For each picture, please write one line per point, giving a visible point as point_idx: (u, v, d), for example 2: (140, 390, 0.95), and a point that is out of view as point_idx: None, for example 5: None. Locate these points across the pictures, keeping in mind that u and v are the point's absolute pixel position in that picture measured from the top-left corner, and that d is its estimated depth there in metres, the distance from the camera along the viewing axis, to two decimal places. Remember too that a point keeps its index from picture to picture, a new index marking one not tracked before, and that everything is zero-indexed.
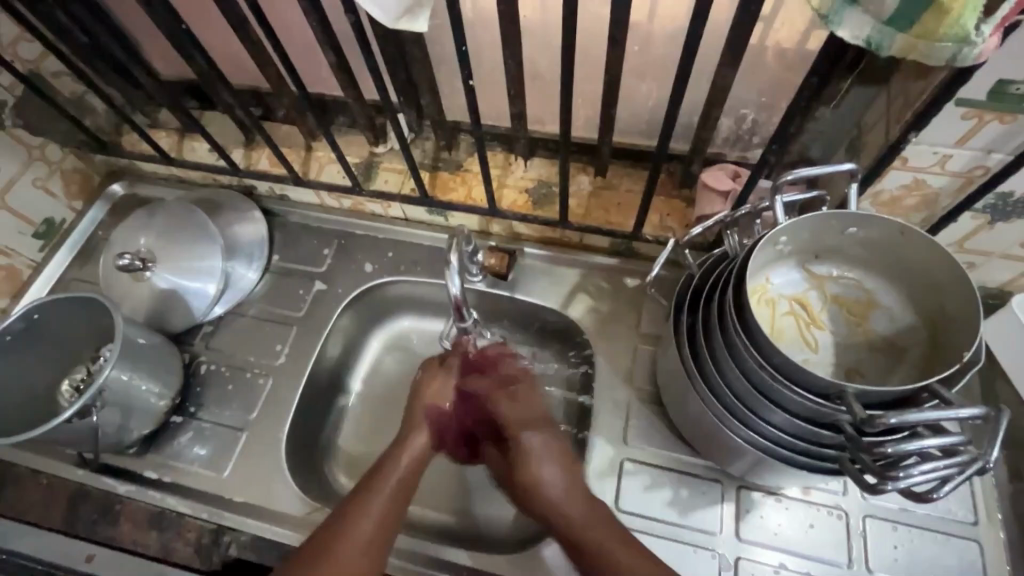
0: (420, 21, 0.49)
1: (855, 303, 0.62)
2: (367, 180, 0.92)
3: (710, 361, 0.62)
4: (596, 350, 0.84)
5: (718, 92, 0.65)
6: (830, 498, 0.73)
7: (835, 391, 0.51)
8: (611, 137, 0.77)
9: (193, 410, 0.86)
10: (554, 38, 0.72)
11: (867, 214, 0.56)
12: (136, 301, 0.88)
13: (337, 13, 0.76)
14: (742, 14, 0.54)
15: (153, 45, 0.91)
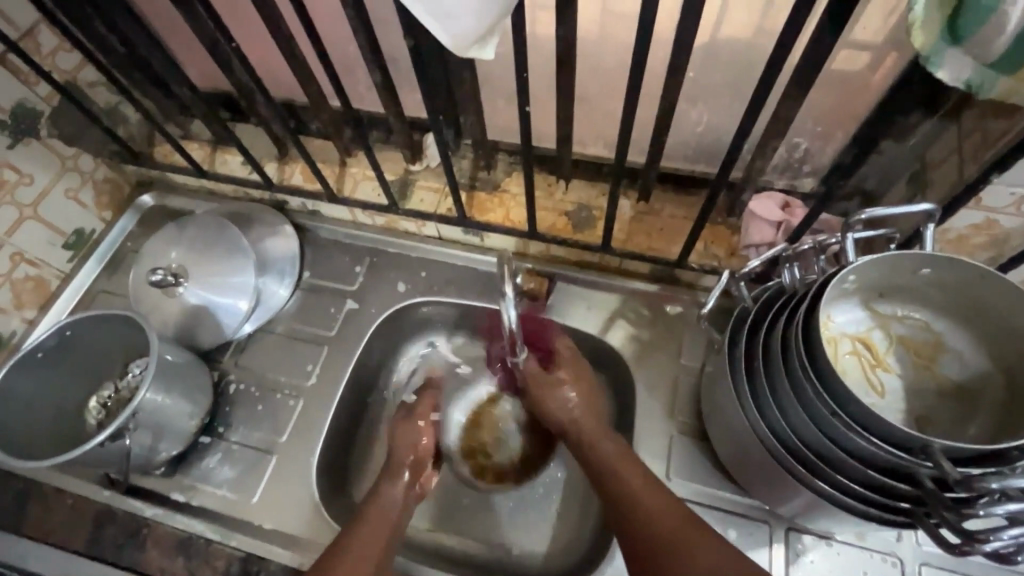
0: (489, 50, 0.48)
1: (922, 345, 0.60)
2: (403, 198, 0.90)
3: (772, 401, 0.59)
4: (636, 380, 0.82)
5: (780, 122, 0.63)
6: (884, 544, 0.70)
7: (917, 444, 0.49)
8: (660, 163, 0.75)
9: (221, 430, 0.84)
10: (607, 61, 0.70)
11: (946, 257, 0.54)
12: (166, 317, 0.86)
13: (383, 30, 0.74)
14: (818, 46, 0.52)
15: (190, 56, 0.90)
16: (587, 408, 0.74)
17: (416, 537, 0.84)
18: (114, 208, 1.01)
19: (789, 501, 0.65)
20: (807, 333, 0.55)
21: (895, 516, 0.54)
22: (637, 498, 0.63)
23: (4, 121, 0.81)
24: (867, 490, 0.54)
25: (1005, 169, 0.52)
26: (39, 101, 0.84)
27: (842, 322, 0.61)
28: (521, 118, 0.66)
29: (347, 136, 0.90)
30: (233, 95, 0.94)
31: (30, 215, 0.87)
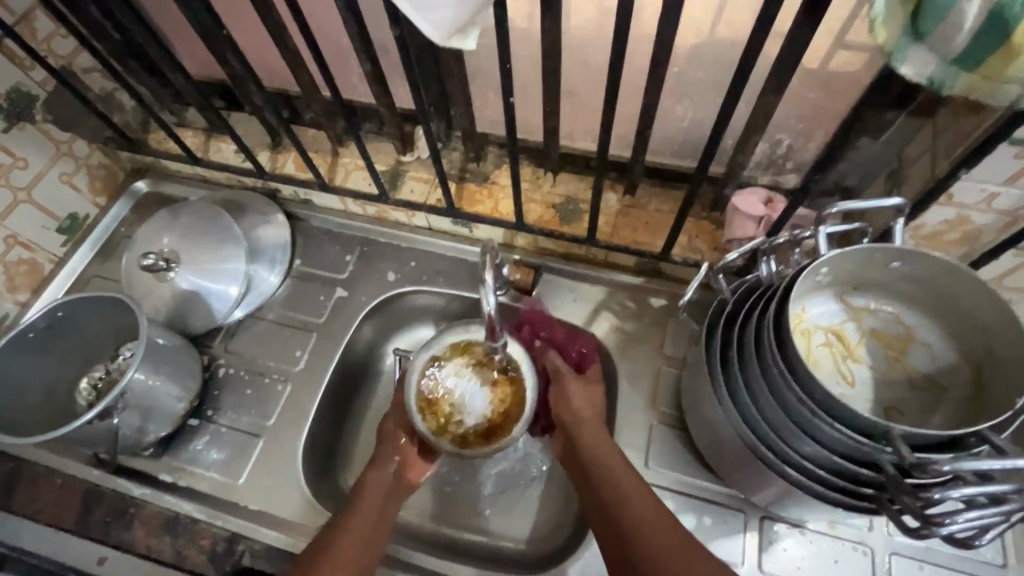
0: (470, 40, 0.49)
1: (893, 337, 0.62)
2: (394, 189, 0.91)
3: (744, 388, 0.61)
4: (618, 371, 0.83)
5: (760, 118, 0.65)
6: (856, 533, 0.72)
7: (880, 431, 0.50)
8: (644, 156, 0.76)
9: (210, 414, 0.85)
10: (593, 56, 0.72)
11: (913, 249, 0.55)
12: (157, 301, 0.87)
13: (375, 20, 0.75)
14: (795, 42, 0.53)
15: (184, 44, 0.91)
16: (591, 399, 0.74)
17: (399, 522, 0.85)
18: (108, 194, 1.02)
19: (762, 489, 0.66)
20: (778, 323, 0.57)
21: (862, 503, 0.55)
22: (625, 494, 0.61)
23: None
24: (834, 476, 0.56)
25: (973, 165, 0.54)
26: (34, 86, 0.85)
27: (817, 314, 0.63)
28: (506, 111, 0.67)
29: (340, 126, 0.92)
30: (227, 84, 0.95)
31: (25, 199, 0.89)
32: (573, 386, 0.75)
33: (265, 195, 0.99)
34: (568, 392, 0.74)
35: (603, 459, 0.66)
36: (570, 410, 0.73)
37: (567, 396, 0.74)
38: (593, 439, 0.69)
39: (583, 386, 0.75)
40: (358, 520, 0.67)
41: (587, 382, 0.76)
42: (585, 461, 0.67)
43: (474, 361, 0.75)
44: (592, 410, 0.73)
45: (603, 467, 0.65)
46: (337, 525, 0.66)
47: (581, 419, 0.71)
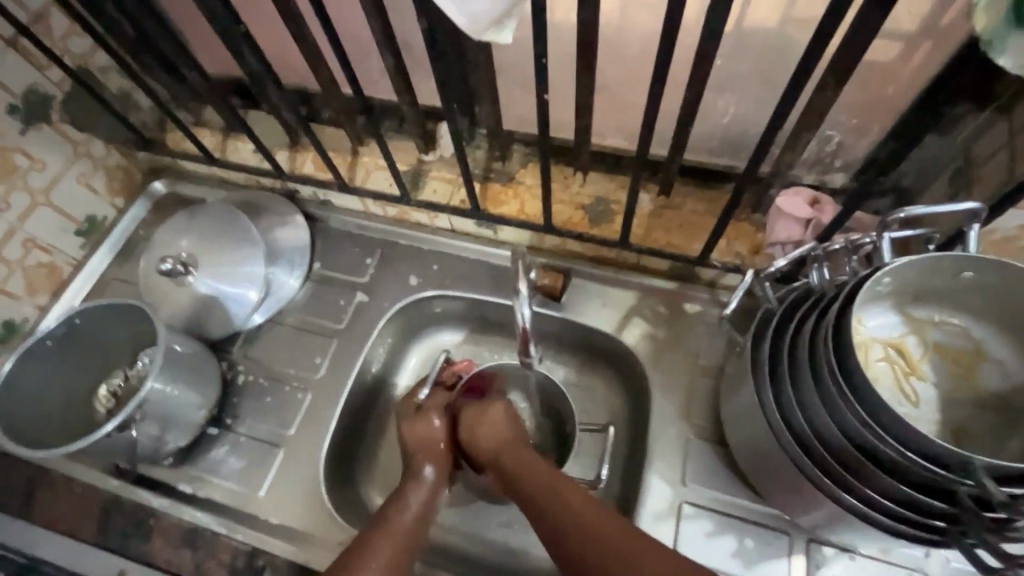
0: (506, 32, 0.45)
1: (961, 353, 0.57)
2: (416, 190, 0.88)
3: (797, 406, 0.56)
4: (652, 381, 0.79)
5: (813, 113, 0.60)
6: (911, 560, 0.67)
7: (957, 461, 0.46)
8: (682, 155, 0.72)
9: (229, 422, 0.83)
10: (629, 49, 0.67)
11: (992, 259, 0.50)
12: (175, 306, 0.85)
13: (398, 13, 0.71)
14: (861, 34, 0.48)
15: (200, 40, 0.88)
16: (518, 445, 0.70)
17: None
18: (126, 195, 1.00)
19: (812, 512, 0.62)
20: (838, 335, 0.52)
21: (930, 535, 0.51)
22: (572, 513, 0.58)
23: (17, 107, 0.80)
24: (898, 506, 0.51)
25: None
26: (50, 87, 0.83)
27: (874, 327, 0.58)
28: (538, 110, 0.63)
29: (359, 125, 0.88)
30: (244, 80, 0.92)
31: (43, 202, 0.87)
32: (477, 416, 0.75)
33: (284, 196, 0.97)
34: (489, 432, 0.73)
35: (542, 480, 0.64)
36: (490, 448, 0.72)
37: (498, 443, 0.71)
38: (524, 465, 0.67)
39: (494, 418, 0.74)
40: (394, 524, 0.65)
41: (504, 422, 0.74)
42: (518, 482, 0.66)
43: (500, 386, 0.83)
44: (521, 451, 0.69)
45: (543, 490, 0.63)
46: (383, 522, 0.65)
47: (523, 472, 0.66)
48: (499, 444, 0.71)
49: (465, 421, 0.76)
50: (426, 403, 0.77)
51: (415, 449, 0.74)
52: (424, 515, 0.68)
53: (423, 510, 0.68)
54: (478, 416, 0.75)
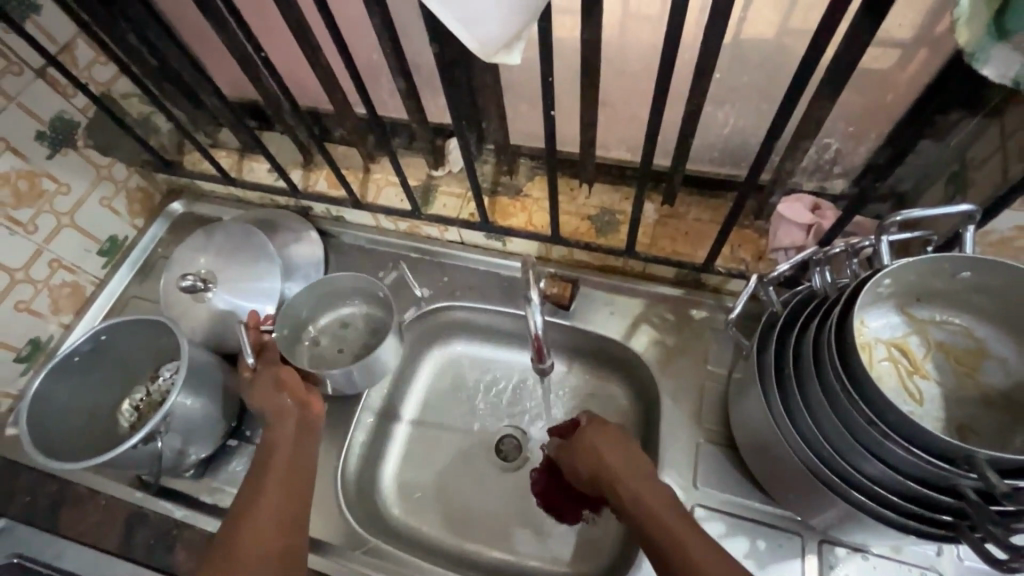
0: (515, 55, 0.46)
1: (964, 352, 0.58)
2: (426, 204, 0.91)
3: (803, 406, 0.58)
4: (660, 386, 0.81)
5: (809, 123, 0.62)
6: (924, 559, 0.68)
7: (960, 455, 0.47)
8: (684, 166, 0.74)
9: (249, 434, 0.85)
10: (630, 66, 0.70)
11: (988, 259, 0.52)
12: (195, 321, 0.87)
13: (407, 37, 0.75)
14: (852, 48, 0.51)
15: (219, 66, 0.92)
16: (627, 459, 0.65)
17: (437, 544, 0.84)
18: (146, 216, 1.04)
19: (823, 512, 0.63)
20: (841, 336, 0.54)
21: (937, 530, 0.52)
22: (688, 554, 0.54)
23: (45, 133, 0.84)
24: (905, 501, 0.53)
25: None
26: (77, 113, 0.87)
27: (876, 328, 0.59)
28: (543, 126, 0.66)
29: (371, 143, 0.92)
30: (260, 103, 0.95)
31: (67, 223, 0.90)
32: (594, 433, 0.69)
33: (298, 213, 1.00)
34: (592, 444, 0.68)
35: (658, 514, 0.58)
36: (605, 467, 0.65)
37: (594, 453, 0.67)
38: (640, 495, 0.61)
39: (609, 439, 0.68)
40: (271, 474, 0.67)
41: (612, 434, 0.68)
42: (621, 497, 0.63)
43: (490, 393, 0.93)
44: (625, 461, 0.65)
45: (665, 526, 0.57)
46: (260, 473, 0.68)
47: (621, 481, 0.63)
48: (598, 464, 0.66)
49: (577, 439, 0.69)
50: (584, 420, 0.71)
51: (266, 399, 0.74)
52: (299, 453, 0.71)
53: (299, 448, 0.71)
54: (595, 436, 0.68)
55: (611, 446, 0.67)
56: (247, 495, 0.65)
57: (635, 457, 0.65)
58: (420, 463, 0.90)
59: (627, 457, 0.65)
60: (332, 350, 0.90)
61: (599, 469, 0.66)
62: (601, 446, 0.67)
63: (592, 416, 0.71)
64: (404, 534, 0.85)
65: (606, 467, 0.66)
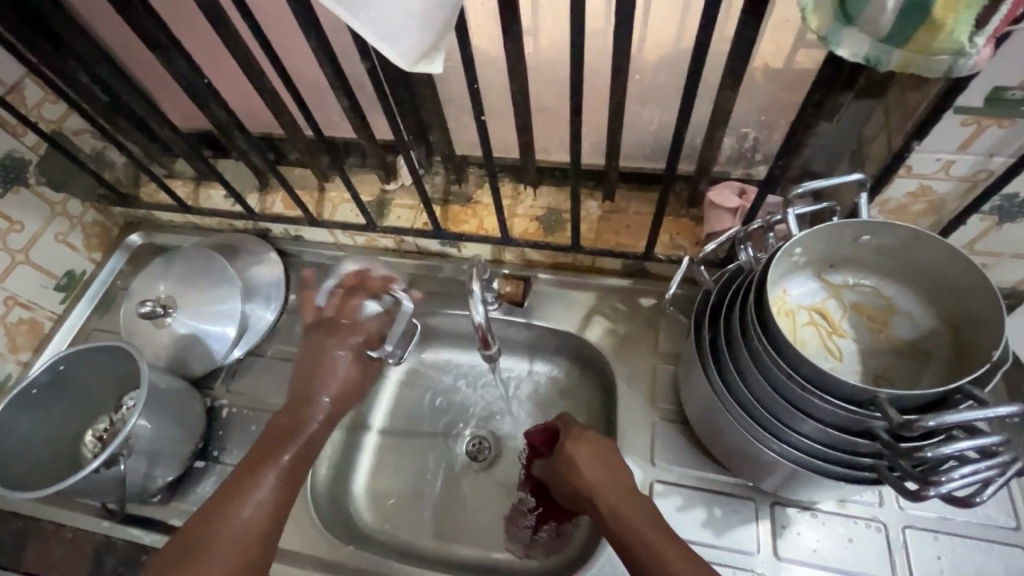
0: (436, 63, 0.51)
1: (875, 310, 0.63)
2: (381, 217, 0.94)
3: (735, 372, 0.62)
4: (615, 372, 0.84)
5: (720, 114, 0.68)
6: (866, 510, 0.72)
7: (867, 397, 0.52)
8: (618, 162, 0.79)
9: (216, 454, 0.86)
10: (557, 72, 0.75)
11: (879, 221, 0.57)
12: (157, 347, 0.88)
13: (348, 58, 0.79)
14: (743, 43, 0.57)
15: (170, 99, 0.94)
16: (605, 472, 0.65)
17: (413, 547, 0.85)
18: (103, 249, 1.05)
19: (769, 473, 0.67)
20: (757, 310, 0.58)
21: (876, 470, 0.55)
22: (669, 566, 0.55)
23: None
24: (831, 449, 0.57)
25: (925, 135, 0.56)
26: (27, 151, 0.88)
27: (799, 297, 0.64)
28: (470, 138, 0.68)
29: (323, 163, 0.95)
30: (213, 132, 0.98)
31: (22, 260, 0.91)
32: (576, 444, 0.68)
33: (256, 236, 1.02)
34: (574, 457, 0.67)
35: (636, 528, 0.59)
36: (584, 480, 0.65)
37: (575, 465, 0.66)
38: (619, 509, 0.61)
39: (590, 452, 0.67)
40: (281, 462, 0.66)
41: (591, 444, 0.68)
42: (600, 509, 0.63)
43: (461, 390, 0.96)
44: (605, 474, 0.65)
45: (643, 540, 0.58)
46: (264, 458, 0.67)
47: (601, 494, 0.63)
48: (581, 479, 0.65)
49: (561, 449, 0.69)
50: (563, 431, 0.71)
51: (314, 365, 0.74)
52: (309, 446, 0.69)
53: (313, 440, 0.69)
54: (576, 447, 0.67)
55: (592, 459, 0.66)
56: (227, 488, 0.64)
57: (613, 469, 0.65)
58: (392, 471, 0.91)
59: (605, 469, 0.65)
60: None
61: (581, 482, 0.65)
62: (581, 460, 0.66)
63: (571, 427, 0.71)
64: (379, 541, 0.86)
65: (586, 479, 0.65)
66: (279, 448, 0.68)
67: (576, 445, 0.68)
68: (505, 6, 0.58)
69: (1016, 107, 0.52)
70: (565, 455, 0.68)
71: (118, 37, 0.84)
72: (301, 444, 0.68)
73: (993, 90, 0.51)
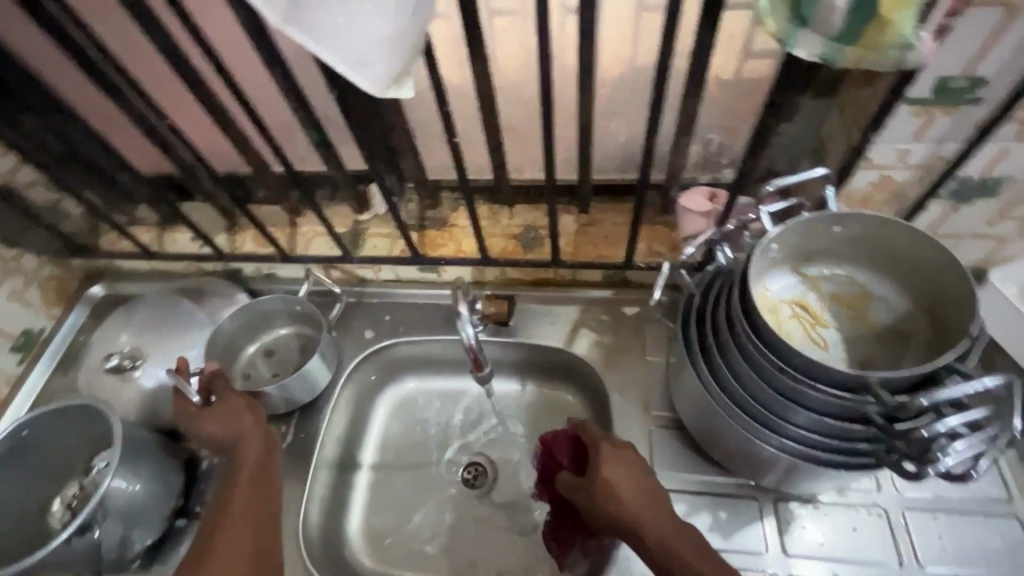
0: (406, 88, 0.51)
1: (852, 298, 0.65)
2: (357, 247, 0.92)
3: (726, 370, 0.62)
4: (606, 383, 0.84)
5: (687, 120, 0.70)
6: (866, 497, 0.73)
7: (857, 383, 0.53)
8: (590, 175, 0.80)
9: (198, 510, 0.80)
10: (525, 92, 0.76)
11: (847, 212, 0.60)
12: (126, 404, 0.83)
13: (313, 91, 0.78)
14: (703, 52, 0.59)
15: (128, 144, 0.91)
16: (644, 493, 0.61)
17: None
18: (63, 304, 1.00)
19: (769, 470, 0.67)
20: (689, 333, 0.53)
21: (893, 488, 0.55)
22: None
23: None
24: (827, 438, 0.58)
25: (880, 125, 0.60)
26: None
27: (779, 295, 0.65)
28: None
29: (293, 197, 0.93)
30: (175, 174, 0.95)
31: None
32: (614, 465, 0.64)
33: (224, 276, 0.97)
34: (612, 478, 0.63)
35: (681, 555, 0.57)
36: (622, 504, 0.61)
37: (612, 488, 0.62)
38: (661, 534, 0.58)
39: (624, 468, 0.63)
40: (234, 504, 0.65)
41: (629, 463, 0.64)
42: (640, 535, 0.59)
43: (452, 416, 0.94)
44: (644, 495, 0.61)
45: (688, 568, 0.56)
46: (224, 501, 0.65)
47: (641, 519, 0.59)
48: (620, 503, 0.61)
49: (597, 471, 0.64)
50: (596, 449, 0.66)
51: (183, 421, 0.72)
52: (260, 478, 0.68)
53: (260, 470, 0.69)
54: (614, 468, 0.63)
55: (631, 481, 0.62)
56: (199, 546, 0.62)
57: (650, 490, 0.62)
58: (387, 508, 0.88)
59: (644, 490, 0.62)
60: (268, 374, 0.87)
61: (618, 505, 0.61)
62: (620, 482, 0.62)
63: (604, 444, 0.66)
64: None
65: (625, 503, 0.61)
66: (230, 490, 0.66)
67: (612, 466, 0.64)
68: (471, 29, 0.59)
69: (960, 95, 0.56)
70: (600, 476, 0.63)
71: (70, 84, 0.82)
72: (250, 475, 0.67)
73: (938, 80, 0.56)
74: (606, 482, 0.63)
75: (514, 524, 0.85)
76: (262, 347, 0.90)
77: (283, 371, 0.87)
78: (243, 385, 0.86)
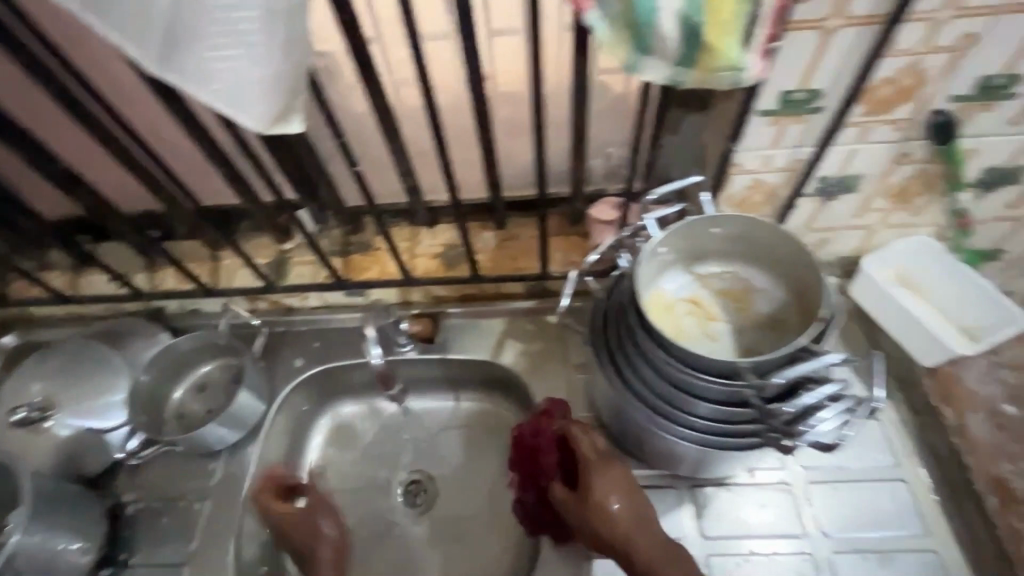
0: (294, 123, 0.52)
1: (738, 292, 0.71)
2: (281, 277, 0.93)
3: (627, 368, 0.66)
4: (533, 390, 0.87)
5: (580, 138, 0.74)
6: (774, 474, 0.78)
7: (734, 370, 0.58)
8: (500, 193, 0.84)
9: (124, 556, 0.80)
10: (429, 119, 0.80)
11: (721, 214, 0.65)
12: (37, 456, 0.80)
13: (221, 126, 0.79)
14: (579, 75, 0.64)
15: (31, 188, 0.89)
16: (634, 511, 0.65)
17: None
18: None
19: (682, 459, 0.70)
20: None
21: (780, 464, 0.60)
22: None
23: None
24: (720, 422, 0.63)
25: (741, 135, 0.67)
26: None
27: (670, 295, 0.70)
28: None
29: (213, 232, 0.93)
30: (86, 216, 0.93)
31: None
32: (608, 483, 0.66)
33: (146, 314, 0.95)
34: (603, 496, 0.65)
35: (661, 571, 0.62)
36: (614, 524, 0.64)
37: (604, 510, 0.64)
38: (645, 552, 0.63)
39: (616, 484, 0.66)
40: None
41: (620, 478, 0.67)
42: (629, 554, 0.63)
43: (388, 436, 0.94)
44: (632, 512, 0.65)
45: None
46: None
47: (627, 536, 0.64)
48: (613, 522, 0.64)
49: (592, 492, 0.65)
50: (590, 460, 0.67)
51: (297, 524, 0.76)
52: None
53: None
54: (608, 486, 0.66)
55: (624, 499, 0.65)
56: None
57: (637, 507, 0.66)
58: None
59: (635, 506, 0.66)
60: (200, 411, 0.87)
61: (611, 525, 0.64)
62: (614, 503, 0.65)
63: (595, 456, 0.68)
64: None
65: (617, 524, 0.64)
66: None
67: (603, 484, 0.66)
68: (361, 64, 0.62)
69: (802, 107, 0.64)
70: (595, 495, 0.65)
71: None
72: None
73: (781, 95, 0.63)
74: (598, 500, 0.65)
75: (456, 538, 0.86)
76: (188, 387, 0.89)
77: (215, 405, 0.87)
78: (177, 427, 0.85)
